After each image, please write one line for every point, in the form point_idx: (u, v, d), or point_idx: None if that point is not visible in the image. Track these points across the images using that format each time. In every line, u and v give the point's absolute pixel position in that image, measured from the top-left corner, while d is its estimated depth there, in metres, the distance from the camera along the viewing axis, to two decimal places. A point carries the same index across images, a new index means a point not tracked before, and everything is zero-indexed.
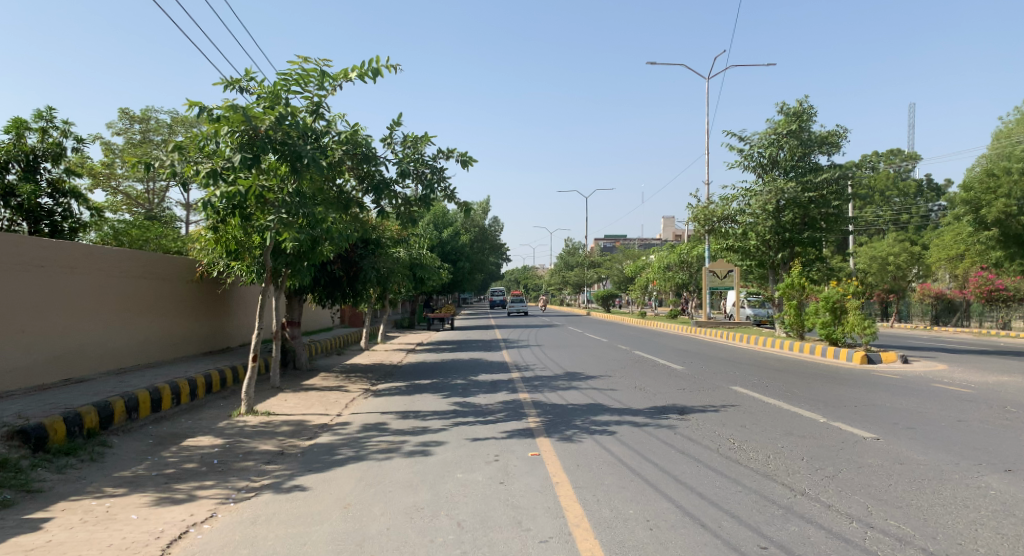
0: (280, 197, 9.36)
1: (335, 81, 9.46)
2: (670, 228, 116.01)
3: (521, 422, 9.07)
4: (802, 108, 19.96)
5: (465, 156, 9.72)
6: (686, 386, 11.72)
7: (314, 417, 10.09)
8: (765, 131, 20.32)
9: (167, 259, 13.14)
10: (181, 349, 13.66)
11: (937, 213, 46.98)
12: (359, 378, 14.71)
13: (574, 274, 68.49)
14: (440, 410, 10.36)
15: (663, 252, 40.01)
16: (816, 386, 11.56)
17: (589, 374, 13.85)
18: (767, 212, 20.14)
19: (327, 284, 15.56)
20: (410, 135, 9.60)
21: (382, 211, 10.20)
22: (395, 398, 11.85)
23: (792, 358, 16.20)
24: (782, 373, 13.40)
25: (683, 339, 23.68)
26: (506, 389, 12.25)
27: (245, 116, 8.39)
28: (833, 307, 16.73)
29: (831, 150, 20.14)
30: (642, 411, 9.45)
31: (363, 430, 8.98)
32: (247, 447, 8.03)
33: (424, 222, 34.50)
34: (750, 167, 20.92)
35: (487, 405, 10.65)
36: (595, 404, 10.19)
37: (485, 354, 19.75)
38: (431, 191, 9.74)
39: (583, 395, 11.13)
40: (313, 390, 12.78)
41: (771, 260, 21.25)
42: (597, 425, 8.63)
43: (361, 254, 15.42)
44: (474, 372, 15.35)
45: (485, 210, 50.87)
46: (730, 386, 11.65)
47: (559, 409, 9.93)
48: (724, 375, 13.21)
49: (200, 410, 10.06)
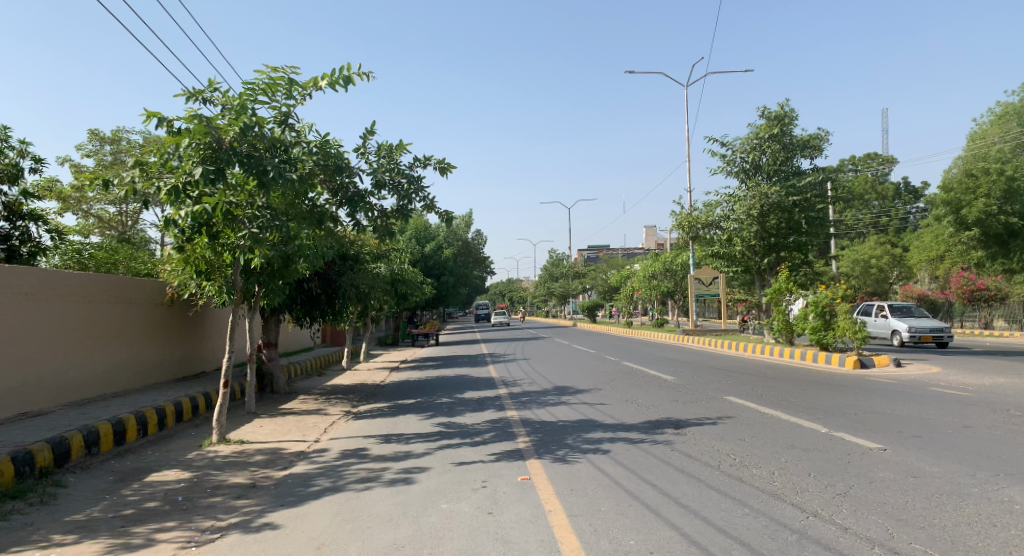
0: (249, 212, 8.86)
1: (304, 89, 9.02)
2: (652, 236, 116.26)
3: (509, 443, 8.61)
4: (783, 112, 19.73)
5: (443, 164, 9.30)
6: (680, 397, 11.31)
7: (291, 444, 9.59)
8: (747, 136, 20.08)
9: (133, 282, 12.58)
10: (151, 376, 13.10)
11: (916, 215, 47.21)
12: (340, 400, 14.17)
13: (557, 285, 68.09)
14: (424, 432, 9.89)
15: (647, 260, 39.72)
16: (812, 393, 11.20)
17: (578, 387, 13.41)
18: (751, 217, 19.88)
19: (304, 303, 15.02)
20: (384, 144, 9.17)
21: (358, 224, 9.73)
22: (377, 420, 11.35)
23: (784, 365, 15.86)
24: (776, 381, 13.05)
25: (671, 348, 23.33)
26: (492, 407, 11.78)
27: (208, 128, 7.89)
28: (821, 311, 16.46)
29: (814, 153, 19.94)
30: (636, 426, 9.02)
31: (342, 458, 8.49)
32: (216, 480, 7.53)
33: (405, 236, 34.00)
34: (733, 172, 20.66)
35: (474, 424, 10.18)
36: (587, 420, 9.75)
37: (471, 370, 19.28)
38: (408, 202, 9.30)
39: (573, 411, 10.68)
40: (290, 414, 12.24)
41: (757, 266, 20.99)
42: (589, 444, 8.18)
43: (339, 270, 14.92)
44: (458, 390, 14.87)
45: (466, 223, 50.40)
46: (724, 397, 11.25)
47: (549, 427, 9.47)
48: (716, 385, 12.82)
49: (169, 441, 9.54)
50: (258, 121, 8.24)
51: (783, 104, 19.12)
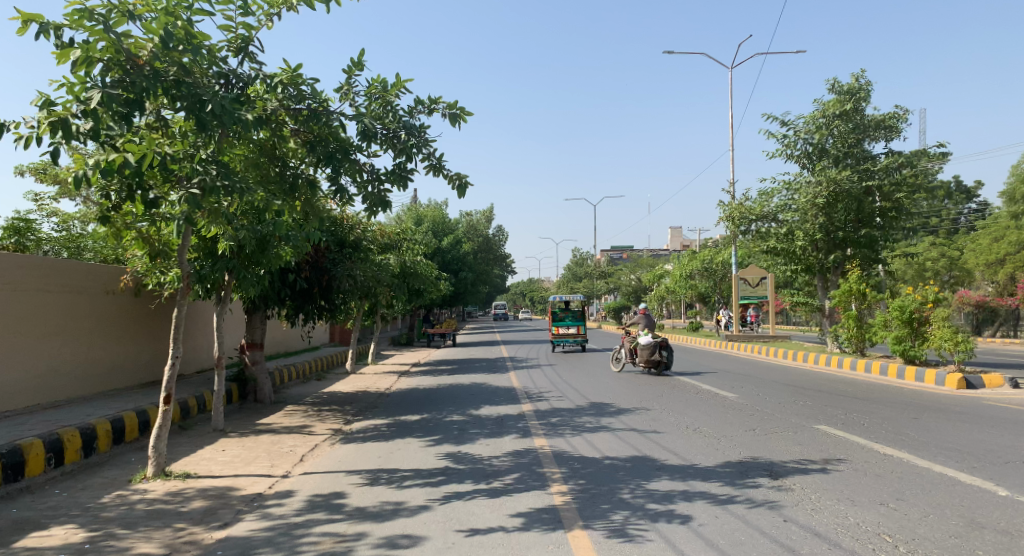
0: (190, 167, 6.48)
1: (269, 7, 6.76)
2: (677, 237, 113.50)
3: (539, 496, 6.14)
4: (857, 85, 17.05)
5: (456, 110, 6.84)
6: (758, 427, 8.78)
7: (251, 480, 7.26)
8: (812, 114, 17.42)
9: (79, 266, 10.30)
10: (105, 381, 10.87)
11: (967, 218, 44.16)
12: (331, 414, 11.82)
13: (582, 287, 65.80)
14: (426, 468, 7.50)
15: (680, 258, 37.05)
16: (934, 423, 8.61)
17: (621, 406, 10.95)
18: (816, 208, 17.26)
19: (294, 296, 12.64)
20: (376, 81, 6.79)
21: (342, 192, 7.29)
22: (369, 446, 9.01)
23: (862, 381, 13.30)
24: (870, 404, 10.50)
25: (715, 356, 20.75)
26: (515, 431, 9.37)
27: (115, 38, 5.40)
28: (908, 317, 13.88)
29: (889, 135, 17.21)
30: (719, 474, 6.53)
31: (308, 511, 6.12)
32: (118, 546, 5.21)
33: (422, 228, 31.68)
34: (794, 156, 18.00)
35: (491, 458, 7.73)
36: (643, 458, 7.26)
37: (490, 378, 16.89)
38: (407, 160, 6.80)
39: (620, 442, 8.23)
40: (265, 434, 9.94)
41: (820, 264, 18.30)
42: (656, 504, 5.71)
43: (334, 257, 12.54)
44: (474, 403, 12.49)
45: (488, 218, 47.85)
46: (816, 427, 8.71)
47: (593, 468, 7.00)
48: (795, 408, 10.27)
49: (91, 475, 7.25)
50: (192, 37, 5.85)
51: (857, 75, 16.42)
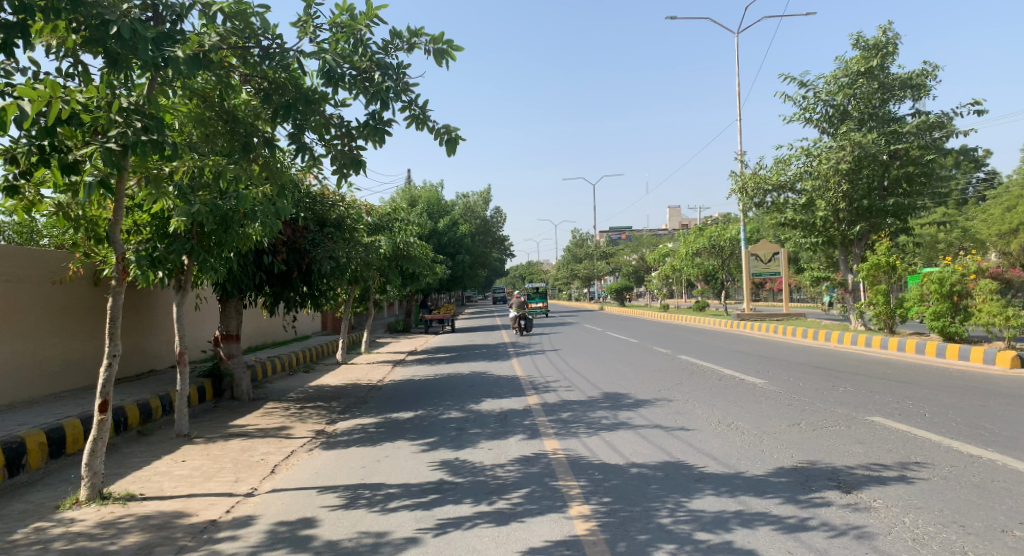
0: (107, 118, 5.14)
1: None
2: (676, 216, 112.25)
3: (556, 521, 4.92)
4: (884, 39, 15.73)
5: (441, 46, 5.54)
6: (805, 422, 7.56)
7: (208, 502, 6.04)
8: (833, 73, 16.13)
9: (18, 251, 8.98)
10: (55, 381, 9.62)
11: (976, 188, 42.81)
12: (315, 413, 10.60)
13: (582, 268, 64.62)
14: (417, 481, 6.29)
15: (684, 235, 35.74)
16: (1012, 412, 7.36)
17: (640, 397, 9.75)
18: (838, 175, 16.01)
19: (271, 281, 11.34)
20: (342, 7, 5.51)
21: (309, 151, 6.01)
22: (352, 453, 7.81)
23: (899, 363, 12.09)
24: (921, 388, 9.29)
25: (729, 337, 19.49)
26: (521, 430, 8.16)
27: None
28: (948, 291, 12.77)
29: (917, 94, 15.88)
30: (777, 486, 5.30)
31: (267, 546, 4.90)
32: None
33: (417, 209, 30.36)
34: (813, 120, 16.72)
35: (495, 468, 6.50)
36: (677, 466, 6.04)
37: (491, 366, 15.66)
38: (382, 108, 5.51)
39: (645, 444, 7.03)
40: (237, 439, 8.72)
41: (843, 236, 17.08)
42: (705, 532, 4.48)
43: (313, 237, 11.24)
44: (474, 395, 11.28)
45: (485, 199, 46.48)
46: (871, 419, 7.49)
47: (618, 480, 5.78)
48: (839, 396, 9.04)
49: (14, 500, 6.02)
50: None
51: (884, 28, 15.08)
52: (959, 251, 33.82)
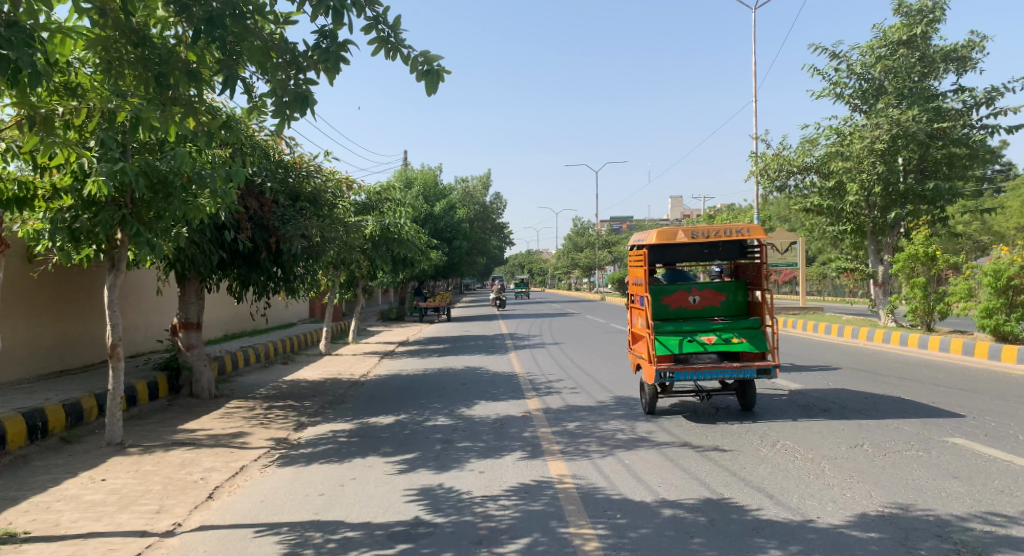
0: None
1: None
2: (678, 206, 110.66)
3: None
4: (929, 4, 14.24)
5: None
6: (870, 445, 6.15)
7: (108, 546, 4.60)
8: (869, 43, 14.66)
9: None
10: None
11: (991, 180, 41.32)
12: (282, 415, 9.17)
13: (582, 258, 63.10)
14: (385, 520, 4.85)
15: (691, 223, 34.27)
16: None
17: (660, 405, 8.32)
18: (874, 156, 14.54)
19: (236, 262, 9.85)
20: None
21: (247, 85, 4.55)
22: (313, 472, 6.38)
23: (948, 366, 10.72)
24: (991, 400, 7.92)
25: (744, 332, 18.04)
26: (519, 445, 6.74)
27: None
28: (1003, 285, 11.43)
29: (961, 68, 14.42)
30: (870, 548, 3.87)
31: None
32: None
33: (412, 191, 28.83)
34: (846, 96, 15.23)
35: (486, 502, 5.06)
36: (725, 509, 4.60)
37: (488, 360, 14.24)
38: (337, 22, 4.10)
39: (677, 471, 5.59)
40: (180, 449, 7.26)
41: (874, 224, 15.67)
42: None
43: (283, 212, 9.75)
44: (465, 396, 9.87)
45: (485, 184, 44.95)
46: (951, 442, 6.09)
47: (650, 529, 4.34)
48: (896, 408, 7.64)
49: None
50: None
51: None
52: (975, 245, 32.35)
